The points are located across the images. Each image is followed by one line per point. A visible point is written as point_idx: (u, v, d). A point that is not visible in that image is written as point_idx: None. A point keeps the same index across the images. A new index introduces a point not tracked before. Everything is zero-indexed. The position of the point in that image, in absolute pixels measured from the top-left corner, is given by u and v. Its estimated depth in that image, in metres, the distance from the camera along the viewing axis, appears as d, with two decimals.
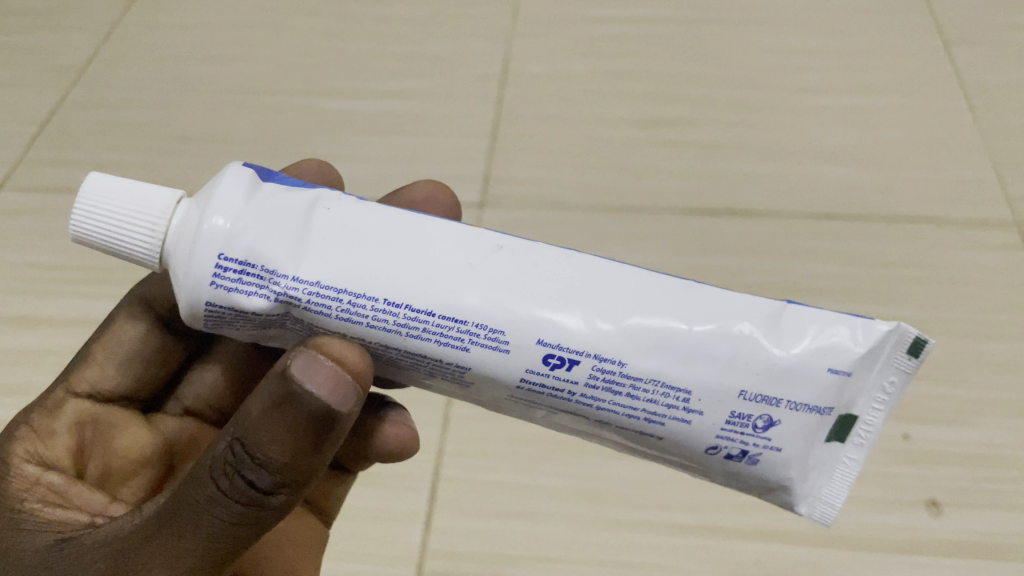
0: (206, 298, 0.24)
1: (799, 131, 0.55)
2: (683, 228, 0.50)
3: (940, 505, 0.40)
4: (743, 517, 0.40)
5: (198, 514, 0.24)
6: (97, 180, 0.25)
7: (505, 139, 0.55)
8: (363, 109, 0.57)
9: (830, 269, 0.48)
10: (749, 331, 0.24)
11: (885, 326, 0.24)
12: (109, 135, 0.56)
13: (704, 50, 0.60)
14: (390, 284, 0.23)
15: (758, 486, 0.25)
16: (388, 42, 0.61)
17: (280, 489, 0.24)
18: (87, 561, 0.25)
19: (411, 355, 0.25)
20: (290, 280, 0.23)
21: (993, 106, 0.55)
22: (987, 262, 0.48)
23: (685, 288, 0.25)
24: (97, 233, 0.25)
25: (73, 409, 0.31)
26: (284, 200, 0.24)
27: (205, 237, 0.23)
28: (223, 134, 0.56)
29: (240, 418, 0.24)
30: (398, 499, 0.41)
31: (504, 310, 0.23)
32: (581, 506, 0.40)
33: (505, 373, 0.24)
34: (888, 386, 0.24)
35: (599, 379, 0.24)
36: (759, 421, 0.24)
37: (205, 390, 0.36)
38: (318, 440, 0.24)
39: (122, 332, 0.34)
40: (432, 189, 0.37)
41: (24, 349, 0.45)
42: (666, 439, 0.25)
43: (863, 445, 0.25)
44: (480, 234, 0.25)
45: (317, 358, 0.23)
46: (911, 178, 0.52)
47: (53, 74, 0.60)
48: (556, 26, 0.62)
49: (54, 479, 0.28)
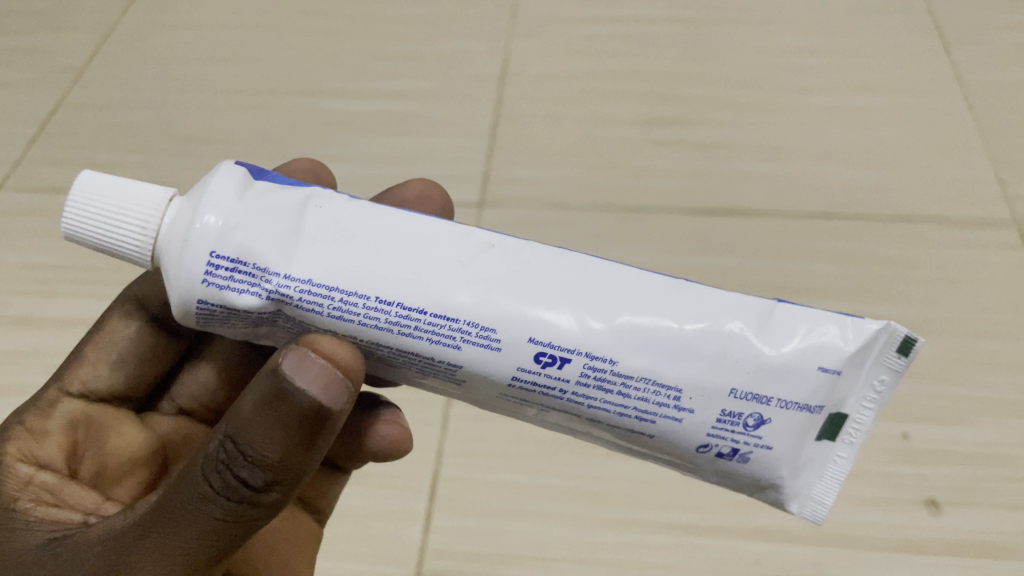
0: (198, 296, 0.24)
1: (798, 130, 0.55)
2: (682, 227, 0.50)
3: (939, 504, 0.40)
4: (742, 517, 0.40)
5: (189, 511, 0.24)
6: (90, 179, 0.25)
7: (504, 139, 0.55)
8: (362, 109, 0.57)
9: (829, 269, 0.48)
10: (740, 329, 0.24)
11: (876, 325, 0.24)
12: (108, 135, 0.56)
13: (703, 50, 0.60)
14: (382, 282, 0.23)
15: (749, 485, 0.25)
16: (387, 42, 0.61)
17: (271, 486, 0.24)
18: (81, 560, 0.25)
19: (402, 353, 0.25)
20: (281, 278, 0.23)
21: (992, 106, 0.55)
22: (987, 261, 0.48)
23: (676, 286, 0.25)
24: (90, 230, 0.25)
25: (67, 409, 0.31)
26: (276, 198, 0.24)
27: (197, 235, 0.23)
28: (222, 134, 0.56)
29: (232, 416, 0.24)
30: (396, 498, 0.41)
31: (495, 308, 0.23)
32: (579, 506, 0.40)
33: (496, 371, 0.24)
34: (879, 385, 0.24)
35: (591, 377, 0.24)
36: (750, 419, 0.24)
37: (199, 389, 0.36)
38: (310, 438, 0.24)
39: (115, 332, 0.34)
40: (425, 189, 0.37)
41: (23, 350, 0.45)
42: (657, 437, 0.25)
43: (854, 444, 0.25)
44: (471, 232, 0.25)
45: (309, 355, 0.23)
46: (911, 177, 0.52)
47: (52, 75, 0.60)
48: (555, 26, 0.62)
49: (47, 479, 0.29)
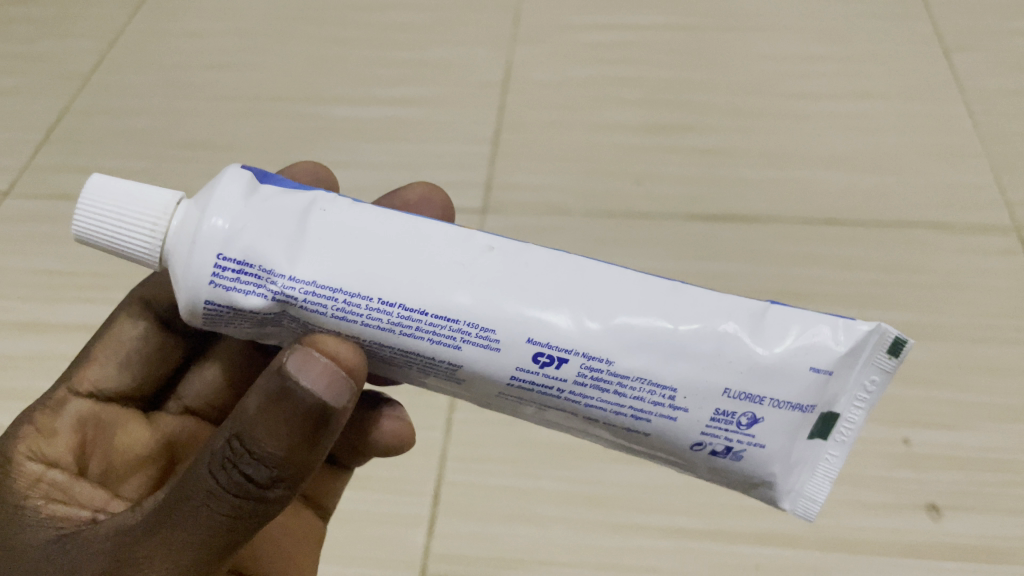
0: (205, 297, 0.24)
1: (798, 137, 0.56)
2: (684, 233, 0.51)
3: (940, 508, 0.40)
4: (742, 521, 0.40)
5: (197, 507, 0.24)
6: (100, 181, 0.26)
7: (506, 145, 0.56)
8: (366, 116, 0.58)
9: (829, 274, 0.48)
10: (733, 330, 0.24)
11: (867, 326, 0.24)
12: (114, 142, 0.57)
13: (704, 57, 0.61)
14: (384, 283, 0.24)
15: (742, 482, 0.26)
16: (391, 50, 0.62)
17: (276, 483, 0.24)
18: (88, 556, 0.25)
19: (404, 353, 0.25)
20: (286, 279, 0.24)
21: (992, 112, 0.56)
22: (987, 267, 0.48)
23: (671, 288, 0.25)
24: (99, 232, 0.26)
25: (75, 408, 0.32)
26: (282, 201, 0.25)
27: (205, 237, 0.24)
28: (226, 141, 0.56)
29: (238, 413, 0.24)
30: (400, 502, 0.41)
31: (494, 309, 0.24)
32: (581, 510, 0.41)
33: (495, 370, 0.25)
34: (869, 384, 0.25)
35: (588, 377, 0.24)
36: (743, 418, 0.24)
37: (206, 388, 0.37)
38: (314, 435, 0.24)
39: (124, 332, 0.34)
40: (427, 191, 0.37)
41: (30, 354, 0.46)
42: (652, 435, 0.25)
43: (845, 442, 0.25)
44: (472, 235, 0.25)
45: (313, 355, 0.24)
46: (910, 184, 0.53)
47: (58, 83, 0.61)
48: (556, 34, 0.62)
49: (57, 476, 0.29)
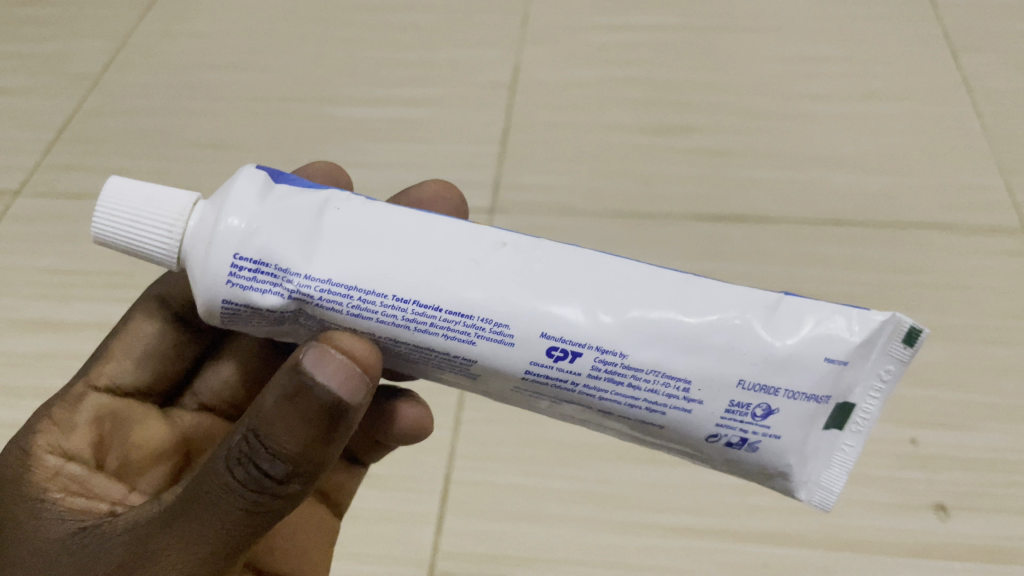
0: (223, 296, 0.25)
1: (806, 138, 0.56)
2: (692, 234, 0.51)
3: (948, 509, 0.40)
4: (750, 520, 0.40)
5: (214, 501, 0.24)
6: (117, 184, 0.26)
7: (515, 146, 0.56)
8: (375, 116, 0.58)
9: (837, 275, 0.48)
10: (747, 323, 0.24)
11: (880, 316, 0.24)
12: (124, 141, 0.57)
13: (712, 58, 0.61)
14: (399, 279, 0.24)
15: (758, 473, 0.26)
16: (401, 50, 0.62)
17: (292, 478, 0.25)
18: (107, 548, 0.25)
19: (419, 349, 0.25)
20: (302, 278, 0.24)
21: (1000, 114, 0.56)
22: (996, 268, 0.48)
23: (684, 281, 0.25)
24: (117, 234, 0.26)
25: (93, 403, 0.32)
26: (297, 200, 0.25)
27: (221, 237, 0.24)
28: (236, 140, 0.57)
29: (255, 410, 0.24)
30: (409, 501, 0.41)
31: (508, 304, 0.24)
32: (589, 508, 0.41)
33: (510, 365, 0.25)
34: (884, 374, 0.25)
35: (602, 370, 0.24)
36: (758, 409, 0.24)
37: (220, 385, 0.37)
38: (330, 430, 0.24)
39: (140, 329, 0.35)
40: (439, 189, 0.37)
41: (42, 351, 0.47)
42: (667, 427, 0.25)
43: (861, 432, 0.25)
44: (485, 231, 0.25)
45: (329, 351, 0.24)
46: (919, 185, 0.53)
47: (69, 82, 0.62)
48: (565, 34, 0.63)
49: (75, 470, 0.30)
